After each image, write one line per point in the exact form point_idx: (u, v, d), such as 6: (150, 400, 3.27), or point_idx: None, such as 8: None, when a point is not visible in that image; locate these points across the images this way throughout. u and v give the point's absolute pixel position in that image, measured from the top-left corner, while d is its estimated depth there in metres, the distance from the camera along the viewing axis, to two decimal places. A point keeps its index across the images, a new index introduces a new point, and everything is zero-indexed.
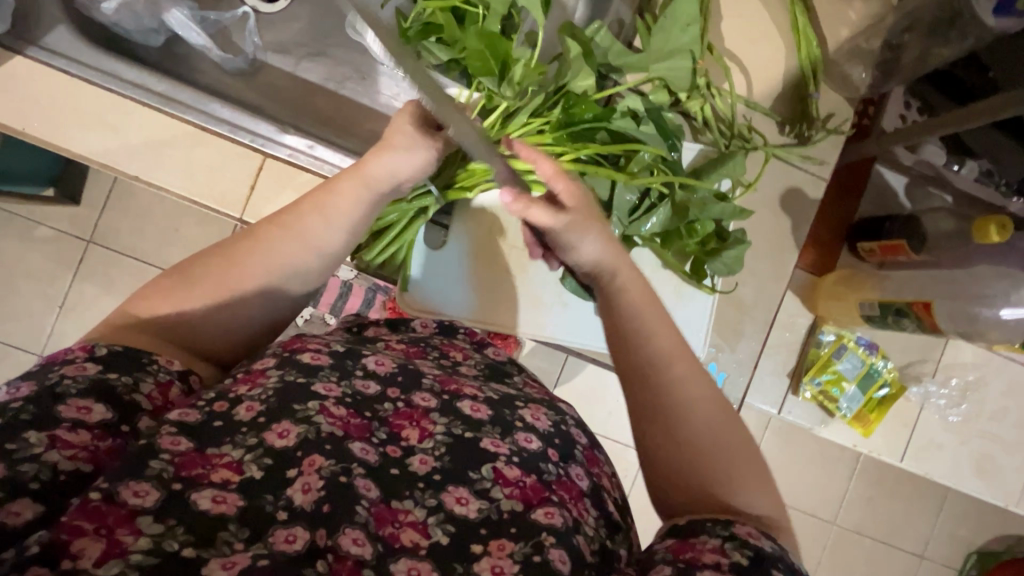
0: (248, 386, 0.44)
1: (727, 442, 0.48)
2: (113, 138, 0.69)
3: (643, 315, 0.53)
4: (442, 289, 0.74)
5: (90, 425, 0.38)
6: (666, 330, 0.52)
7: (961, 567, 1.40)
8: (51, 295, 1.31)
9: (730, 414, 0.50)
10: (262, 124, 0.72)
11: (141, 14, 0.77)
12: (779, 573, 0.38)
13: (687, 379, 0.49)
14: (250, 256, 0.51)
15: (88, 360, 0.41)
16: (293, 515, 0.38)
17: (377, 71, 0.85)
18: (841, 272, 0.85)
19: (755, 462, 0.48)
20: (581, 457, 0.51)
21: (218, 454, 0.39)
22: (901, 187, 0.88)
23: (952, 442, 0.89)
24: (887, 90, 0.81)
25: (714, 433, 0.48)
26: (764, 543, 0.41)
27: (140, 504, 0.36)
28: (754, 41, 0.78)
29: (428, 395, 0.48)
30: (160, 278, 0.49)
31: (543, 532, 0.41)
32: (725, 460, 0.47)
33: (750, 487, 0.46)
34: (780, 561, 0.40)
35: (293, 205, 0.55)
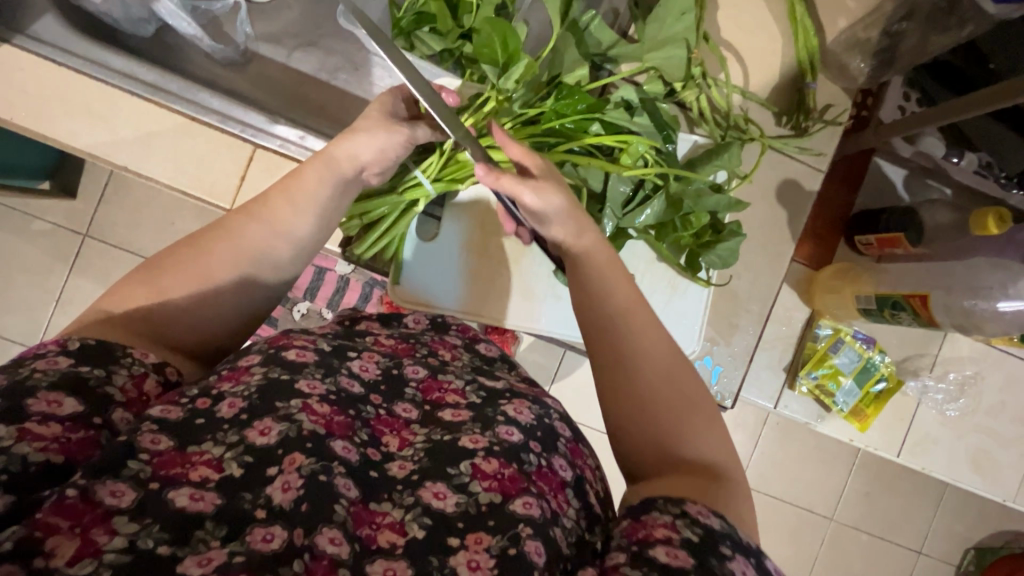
0: (231, 383, 0.44)
1: (682, 391, 0.50)
2: (102, 129, 0.68)
3: (606, 270, 0.55)
4: (434, 283, 0.74)
5: (61, 417, 0.37)
6: (625, 283, 0.55)
7: (959, 562, 1.39)
8: (48, 289, 1.30)
9: (685, 365, 0.52)
10: (251, 113, 0.71)
11: (130, 3, 0.75)
12: (727, 550, 0.39)
13: (645, 329, 0.52)
14: (221, 244, 0.52)
15: (61, 353, 0.40)
16: (270, 514, 0.38)
17: (370, 61, 0.84)
18: (839, 265, 0.84)
19: (707, 412, 0.51)
20: (564, 449, 0.51)
21: (198, 452, 0.39)
22: (899, 179, 0.87)
23: (949, 436, 0.88)
24: (886, 78, 0.79)
25: (668, 383, 0.50)
26: (716, 521, 0.41)
27: (116, 504, 0.35)
28: (751, 31, 0.77)
29: (410, 406, 0.49)
30: (135, 273, 0.49)
31: (520, 523, 0.41)
32: (678, 408, 0.49)
33: (701, 434, 0.49)
34: (729, 538, 0.40)
35: (261, 195, 0.55)
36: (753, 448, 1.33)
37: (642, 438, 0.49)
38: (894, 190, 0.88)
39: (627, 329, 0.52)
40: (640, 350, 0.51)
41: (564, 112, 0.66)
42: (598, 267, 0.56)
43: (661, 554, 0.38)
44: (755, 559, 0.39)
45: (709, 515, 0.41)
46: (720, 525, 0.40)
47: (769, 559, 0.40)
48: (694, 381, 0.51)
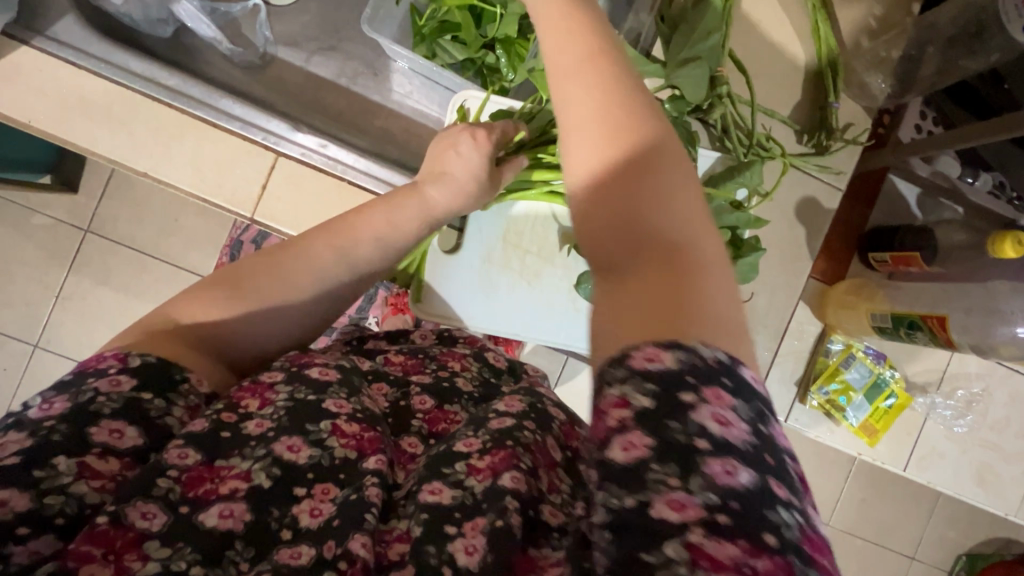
0: (257, 401, 0.43)
1: (659, 195, 0.37)
2: (118, 133, 0.67)
3: (566, 57, 0.42)
4: (455, 294, 0.74)
5: (121, 451, 0.38)
6: (591, 72, 0.41)
7: (950, 568, 1.42)
8: (48, 285, 1.29)
9: (666, 165, 0.38)
10: (274, 121, 0.70)
11: (150, 4, 0.75)
12: (691, 396, 0.29)
13: (614, 125, 0.40)
14: (293, 264, 0.52)
15: (122, 373, 0.40)
16: (297, 534, 0.38)
17: (389, 67, 0.84)
18: (852, 282, 0.85)
19: (698, 221, 0.37)
20: (558, 431, 0.49)
21: (228, 465, 0.39)
22: (913, 198, 0.88)
23: (955, 452, 0.89)
24: (905, 101, 0.79)
25: (644, 160, 0.38)
26: (672, 356, 0.30)
27: (147, 527, 0.35)
28: (773, 47, 0.77)
29: (415, 440, 0.48)
30: (205, 285, 0.49)
31: (507, 496, 0.40)
32: (655, 191, 0.37)
33: (683, 219, 0.37)
34: (689, 375, 0.30)
35: (343, 219, 0.57)
36: None
37: (612, 227, 0.38)
38: (906, 208, 0.88)
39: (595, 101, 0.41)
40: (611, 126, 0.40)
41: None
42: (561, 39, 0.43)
43: (618, 454, 0.29)
44: (727, 378, 0.30)
45: (661, 355, 0.31)
46: (677, 362, 0.30)
47: (745, 369, 0.31)
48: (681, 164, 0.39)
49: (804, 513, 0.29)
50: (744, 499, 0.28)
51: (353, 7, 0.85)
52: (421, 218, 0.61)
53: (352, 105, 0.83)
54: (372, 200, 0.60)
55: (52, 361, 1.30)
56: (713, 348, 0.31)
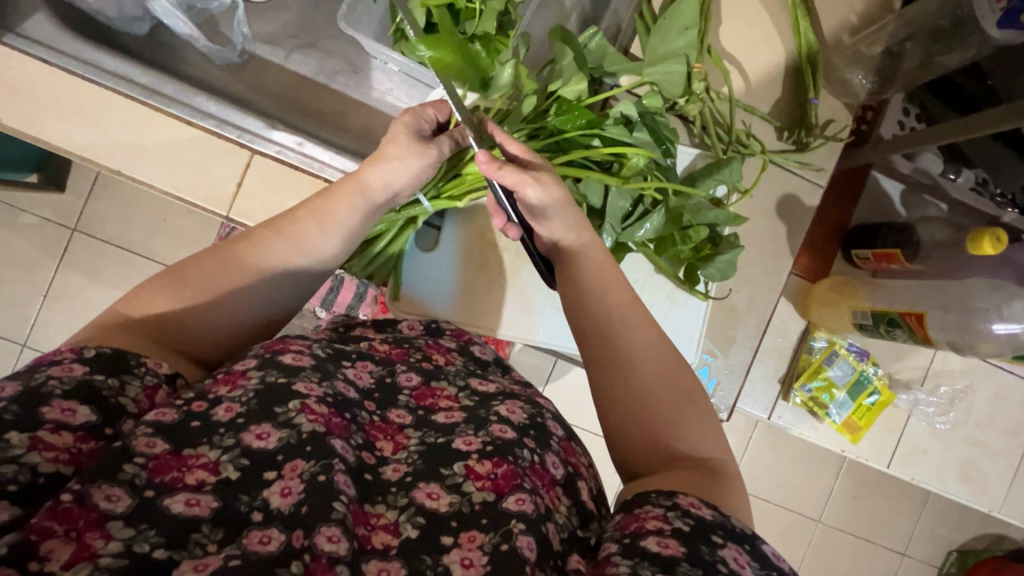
0: (228, 387, 0.43)
1: (682, 397, 0.49)
2: (93, 130, 0.67)
3: (596, 271, 0.55)
4: (430, 290, 0.73)
5: (74, 426, 0.37)
6: (617, 284, 0.55)
7: (941, 565, 1.42)
8: (35, 283, 1.28)
9: (679, 361, 0.51)
10: (249, 119, 0.70)
11: (126, 2, 0.74)
12: (719, 538, 0.38)
13: (638, 329, 0.52)
14: (242, 256, 0.53)
15: (77, 361, 0.40)
16: (268, 517, 0.37)
17: (370, 65, 0.84)
18: (835, 279, 0.85)
19: (707, 418, 0.49)
20: (558, 447, 0.50)
21: (195, 455, 0.39)
22: (897, 194, 0.88)
23: (939, 449, 0.89)
24: (886, 96, 0.79)
25: (662, 373, 0.50)
26: (707, 512, 0.40)
27: (111, 509, 0.35)
28: (755, 43, 0.77)
29: (403, 412, 0.49)
30: (151, 281, 0.49)
31: (512, 519, 0.41)
32: (674, 401, 0.49)
33: (700, 427, 0.49)
34: (721, 527, 0.38)
35: (290, 212, 0.57)
36: (743, 454, 1.34)
37: (632, 424, 0.49)
38: (890, 204, 0.88)
39: (619, 322, 0.52)
40: (633, 346, 0.51)
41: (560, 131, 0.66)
42: (587, 260, 0.56)
43: (654, 544, 0.36)
44: (749, 545, 0.38)
45: (701, 506, 0.40)
46: (711, 515, 0.39)
47: (766, 544, 0.39)
48: (692, 380, 0.51)
49: None
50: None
51: (334, 6, 0.85)
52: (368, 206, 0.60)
53: (333, 104, 0.83)
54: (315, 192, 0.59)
55: None
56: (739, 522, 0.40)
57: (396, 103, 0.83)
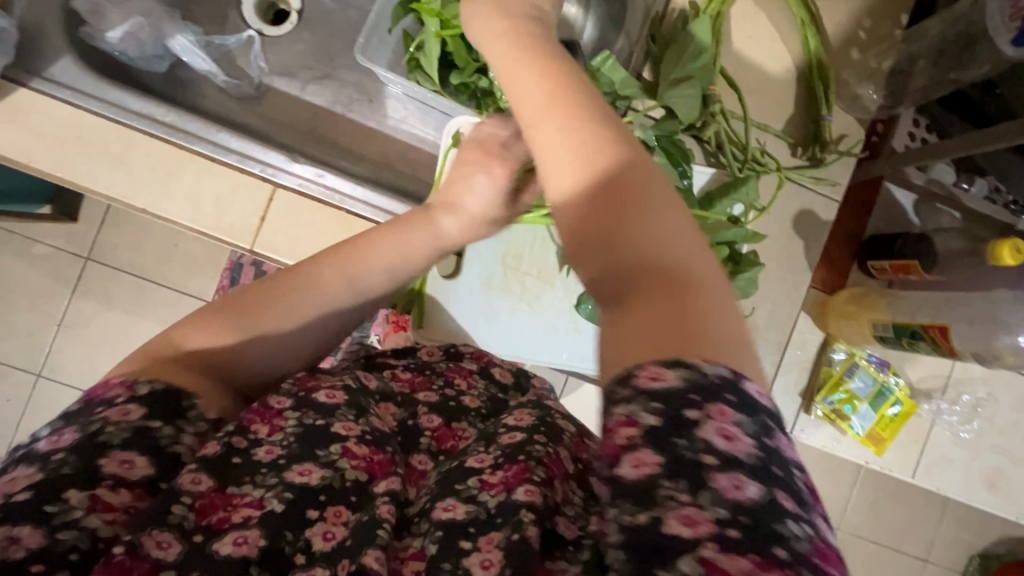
0: (267, 428, 0.42)
1: (646, 216, 0.39)
2: (116, 168, 0.67)
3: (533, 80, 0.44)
4: (458, 315, 0.74)
5: (131, 483, 0.38)
6: (558, 86, 0.43)
7: (964, 569, 1.41)
8: (51, 312, 1.29)
9: (640, 167, 0.40)
10: (271, 152, 0.71)
11: (145, 41, 0.77)
12: (696, 413, 0.31)
13: (584, 141, 0.41)
14: (300, 287, 0.53)
15: (131, 401, 0.40)
16: (311, 559, 0.38)
17: (384, 93, 0.85)
18: (853, 292, 0.85)
19: (680, 233, 0.39)
20: (571, 442, 0.47)
21: (240, 493, 0.39)
22: (910, 205, 0.88)
23: (964, 457, 0.88)
24: (897, 111, 0.79)
25: (618, 193, 0.40)
26: (676, 374, 0.32)
27: (163, 557, 0.36)
28: (764, 63, 0.78)
29: (425, 457, 0.48)
30: (211, 310, 0.51)
31: (521, 510, 0.39)
32: (638, 225, 0.39)
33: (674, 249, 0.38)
34: (698, 391, 0.31)
35: (349, 245, 0.57)
36: None
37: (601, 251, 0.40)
38: (904, 216, 0.88)
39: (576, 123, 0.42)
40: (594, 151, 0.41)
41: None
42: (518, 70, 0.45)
43: (628, 471, 0.31)
44: (732, 394, 0.32)
45: (665, 373, 0.32)
46: (680, 379, 0.32)
47: (750, 384, 0.33)
48: (655, 191, 0.40)
49: (813, 527, 0.30)
50: (754, 513, 0.29)
51: (347, 36, 0.86)
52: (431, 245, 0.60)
53: (348, 133, 0.84)
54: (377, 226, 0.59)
55: (53, 389, 1.30)
56: (717, 367, 0.33)
57: (411, 130, 0.84)
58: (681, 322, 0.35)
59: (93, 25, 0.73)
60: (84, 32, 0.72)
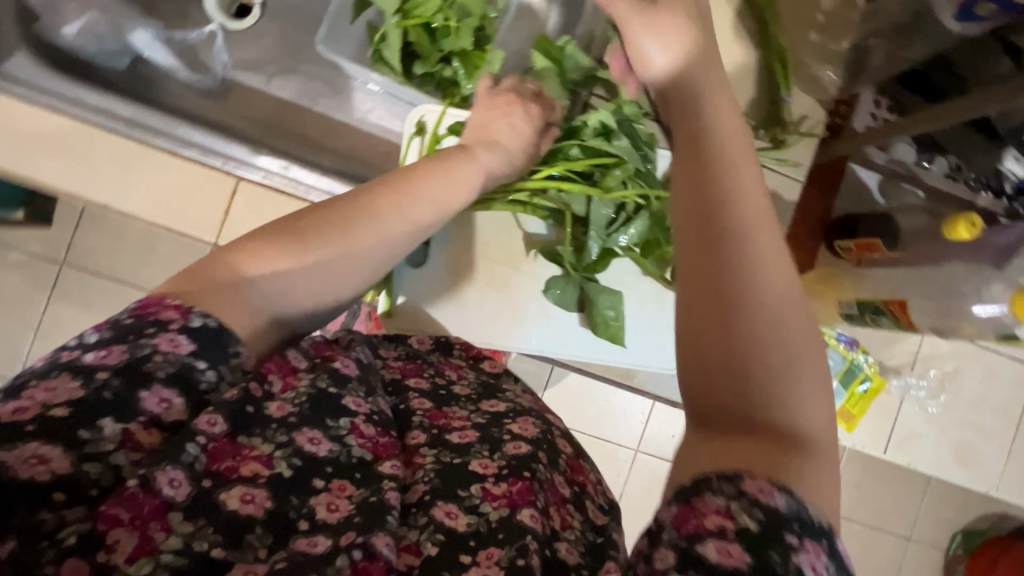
0: (281, 384, 0.42)
1: (793, 355, 0.37)
2: (79, 162, 0.66)
3: (735, 175, 0.42)
4: (426, 303, 0.74)
5: (162, 424, 0.37)
6: (758, 195, 0.41)
7: (947, 546, 1.43)
8: (26, 318, 1.27)
9: (805, 310, 0.39)
10: (234, 146, 0.71)
11: (104, 35, 0.77)
12: (794, 539, 0.31)
13: (766, 258, 0.39)
14: (365, 223, 0.50)
15: (181, 333, 0.39)
16: (313, 527, 0.37)
17: (350, 86, 0.85)
18: (822, 272, 0.87)
19: (820, 388, 0.37)
20: (564, 465, 0.52)
21: (249, 445, 0.38)
22: (874, 184, 0.91)
23: (933, 433, 0.91)
24: (857, 90, 0.80)
25: (778, 319, 0.38)
26: (781, 500, 0.32)
27: (172, 497, 0.35)
28: (724, 46, 0.79)
29: (419, 432, 0.49)
30: (268, 231, 0.47)
31: (527, 535, 0.40)
32: (782, 358, 0.37)
33: (811, 406, 0.37)
34: (797, 520, 0.32)
35: (407, 181, 0.55)
36: None
37: (714, 357, 0.38)
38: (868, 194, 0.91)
39: (740, 240, 0.39)
40: (770, 281, 0.38)
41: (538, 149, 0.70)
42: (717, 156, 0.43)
43: (712, 553, 0.31)
44: (828, 541, 0.32)
45: (774, 494, 0.32)
46: (787, 506, 0.32)
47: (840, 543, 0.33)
48: (811, 337, 0.38)
49: None
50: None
51: (312, 29, 0.86)
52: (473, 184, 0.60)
53: (317, 125, 0.84)
54: (423, 162, 0.58)
55: None
56: (818, 513, 0.33)
57: (378, 122, 0.84)
58: (786, 469, 0.34)
59: (48, 20, 0.73)
60: (37, 28, 0.71)
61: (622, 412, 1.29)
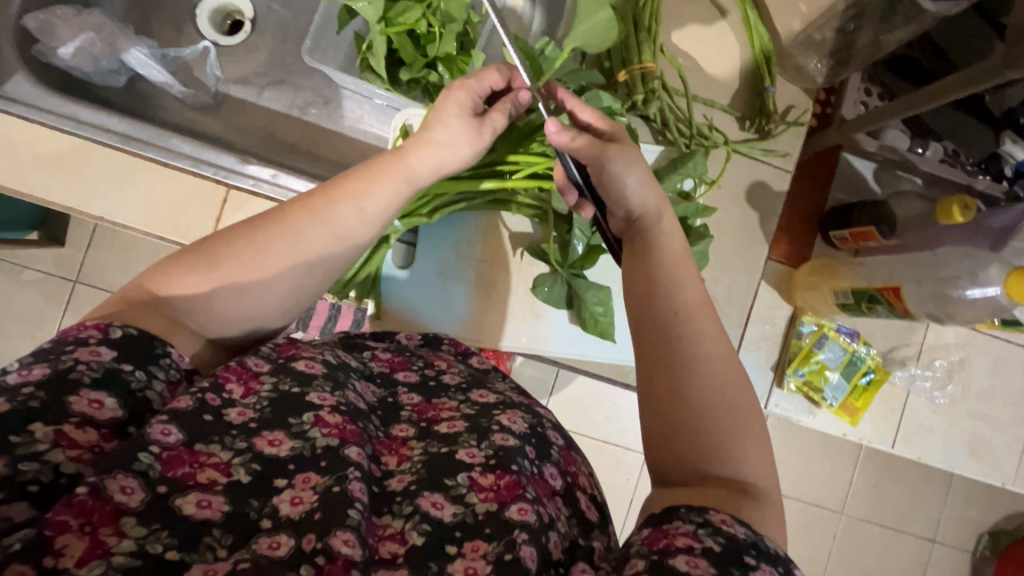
0: (241, 390, 0.44)
1: (735, 417, 0.46)
2: (72, 178, 0.69)
3: (675, 272, 0.52)
4: (415, 303, 0.74)
5: (98, 422, 0.39)
6: (694, 286, 0.52)
7: (974, 548, 1.38)
8: (42, 335, 1.31)
9: (743, 383, 0.48)
10: (224, 155, 0.72)
11: (99, 56, 0.79)
12: (753, 560, 0.37)
13: (705, 336, 0.49)
14: (277, 242, 0.50)
15: (102, 343, 0.41)
16: (277, 524, 0.38)
17: (339, 95, 0.86)
18: (816, 262, 0.85)
19: (758, 441, 0.47)
20: (558, 457, 0.50)
21: (206, 452, 0.40)
22: (868, 172, 0.88)
23: (942, 425, 0.88)
24: (844, 77, 0.80)
25: (721, 389, 0.47)
26: (740, 529, 0.39)
27: (125, 503, 0.36)
28: (706, 39, 0.79)
29: (406, 426, 0.50)
30: (185, 252, 0.49)
31: (515, 530, 0.41)
32: (726, 421, 0.46)
33: (753, 460, 0.46)
34: (753, 547, 0.38)
35: (327, 188, 0.54)
36: None
37: (670, 422, 0.46)
38: (863, 183, 0.89)
39: (687, 326, 0.49)
40: (709, 359, 0.48)
41: (516, 148, 0.69)
42: (666, 250, 0.54)
43: (683, 565, 0.36)
44: (781, 566, 0.38)
45: (733, 524, 0.39)
46: (746, 535, 0.39)
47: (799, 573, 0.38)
48: (750, 403, 0.48)
49: None
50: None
51: (301, 41, 0.88)
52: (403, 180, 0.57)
53: (308, 136, 0.85)
54: (356, 166, 0.56)
55: None
56: (774, 545, 0.39)
57: (369, 129, 0.86)
58: (734, 507, 0.42)
59: (44, 43, 0.75)
60: (37, 51, 0.75)
61: (628, 415, 1.27)
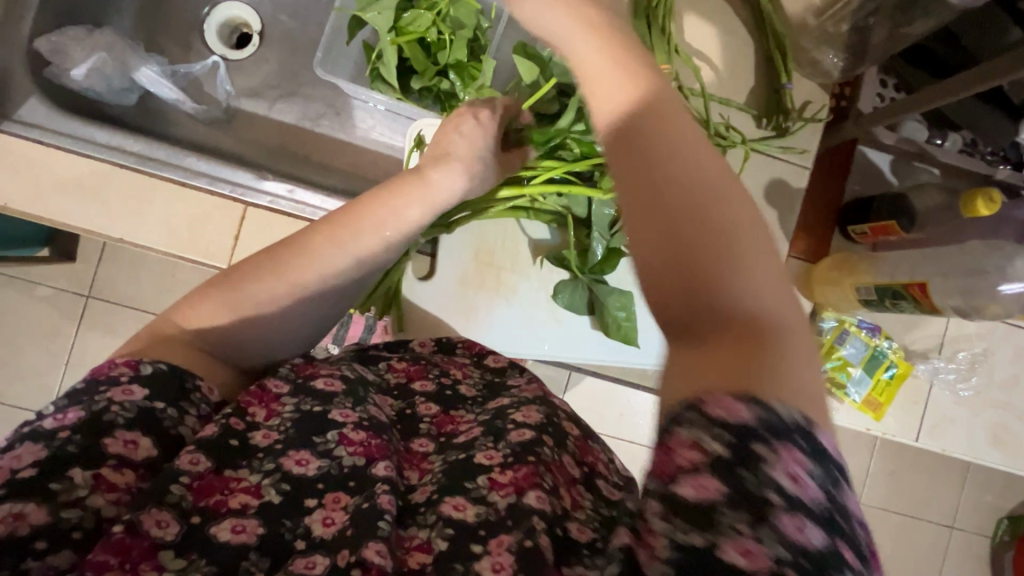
0: (265, 412, 0.44)
1: (733, 240, 0.36)
2: (90, 201, 0.68)
3: (631, 89, 0.41)
4: (437, 313, 0.74)
5: (135, 463, 0.38)
6: (659, 98, 0.40)
7: (992, 533, 1.38)
8: (57, 351, 1.31)
9: (735, 194, 0.37)
10: (240, 173, 0.72)
11: (112, 75, 0.80)
12: (765, 449, 0.29)
13: (678, 154, 0.38)
14: (298, 264, 0.50)
15: (133, 382, 0.40)
16: (310, 544, 0.39)
17: (350, 105, 0.86)
18: (835, 257, 0.84)
19: (769, 261, 0.36)
20: (573, 447, 0.50)
21: (236, 477, 0.40)
22: (886, 164, 0.88)
23: (966, 415, 0.86)
24: (861, 71, 0.79)
25: (713, 214, 0.36)
26: (752, 411, 0.30)
27: (161, 537, 0.36)
28: (719, 37, 0.79)
29: (426, 440, 0.49)
30: (212, 284, 0.49)
31: (534, 516, 0.40)
32: (724, 250, 0.35)
33: (769, 288, 0.35)
34: (766, 430, 0.29)
35: (347, 207, 0.54)
36: None
37: (670, 299, 0.36)
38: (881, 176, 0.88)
39: (670, 171, 0.37)
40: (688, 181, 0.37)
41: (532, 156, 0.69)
42: (620, 66, 0.42)
43: (688, 491, 0.29)
44: (802, 438, 0.30)
45: (739, 407, 0.30)
46: (753, 416, 0.30)
47: (825, 434, 0.31)
48: (749, 217, 0.37)
49: None
50: (814, 560, 0.27)
51: (310, 53, 0.88)
52: (426, 200, 0.58)
53: (320, 147, 0.85)
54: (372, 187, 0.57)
55: None
56: (788, 411, 0.30)
57: (380, 138, 0.85)
58: (754, 373, 0.31)
59: (56, 65, 0.75)
60: (50, 73, 0.75)
61: (644, 411, 1.27)
